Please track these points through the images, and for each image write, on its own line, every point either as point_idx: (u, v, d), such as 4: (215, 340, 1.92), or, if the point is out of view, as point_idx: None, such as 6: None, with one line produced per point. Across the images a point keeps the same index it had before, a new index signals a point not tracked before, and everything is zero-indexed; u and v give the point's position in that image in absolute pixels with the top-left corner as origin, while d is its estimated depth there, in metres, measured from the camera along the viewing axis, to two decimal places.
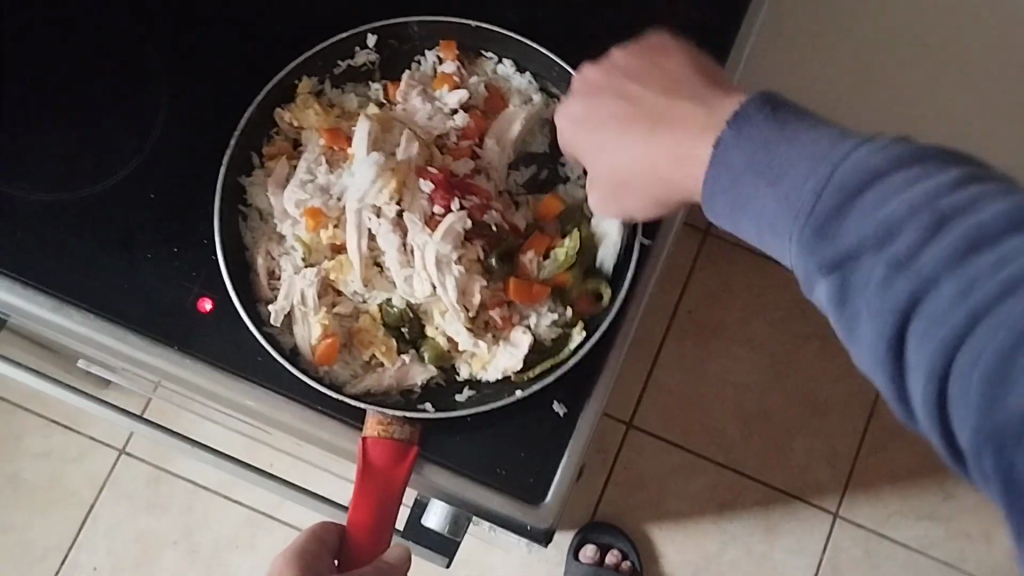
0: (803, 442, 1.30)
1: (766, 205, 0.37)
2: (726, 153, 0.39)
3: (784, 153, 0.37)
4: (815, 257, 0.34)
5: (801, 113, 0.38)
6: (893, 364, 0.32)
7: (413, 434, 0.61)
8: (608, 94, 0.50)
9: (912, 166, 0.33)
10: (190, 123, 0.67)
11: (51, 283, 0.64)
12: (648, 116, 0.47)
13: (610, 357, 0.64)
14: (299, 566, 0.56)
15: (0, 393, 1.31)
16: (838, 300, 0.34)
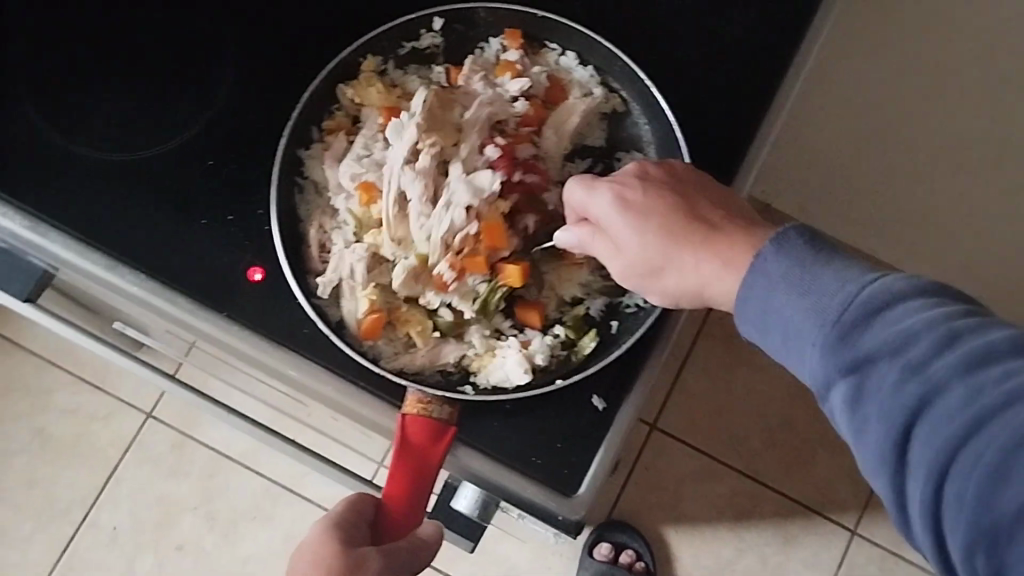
0: (826, 456, 1.29)
1: (793, 316, 0.44)
2: (762, 272, 0.46)
3: (817, 273, 0.44)
4: (836, 361, 0.41)
5: (830, 248, 0.45)
6: (896, 461, 0.38)
7: (452, 415, 0.61)
8: (652, 193, 0.55)
9: (922, 296, 0.40)
10: (253, 92, 0.68)
11: (105, 241, 0.65)
12: (692, 233, 0.53)
13: (653, 353, 0.64)
14: (336, 535, 0.56)
15: (34, 349, 1.32)
16: (853, 401, 0.40)
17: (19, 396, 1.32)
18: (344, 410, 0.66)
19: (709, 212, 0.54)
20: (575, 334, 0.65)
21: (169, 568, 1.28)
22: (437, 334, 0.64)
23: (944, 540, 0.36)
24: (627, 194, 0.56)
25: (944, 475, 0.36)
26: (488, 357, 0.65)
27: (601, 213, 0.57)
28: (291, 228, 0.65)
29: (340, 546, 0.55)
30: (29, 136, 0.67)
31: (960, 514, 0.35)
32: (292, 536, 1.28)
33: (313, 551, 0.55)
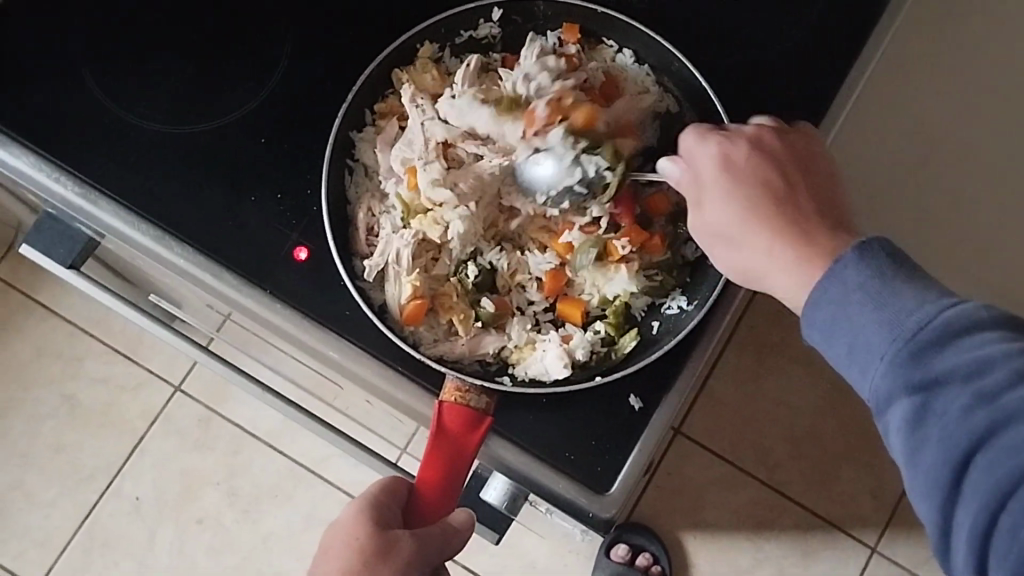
0: (850, 472, 1.28)
1: (868, 328, 0.45)
2: (838, 276, 0.47)
3: (896, 288, 0.45)
4: (905, 378, 0.43)
5: (914, 268, 0.46)
6: (951, 484, 0.40)
7: (489, 405, 0.61)
8: (754, 184, 0.56)
9: (999, 328, 0.41)
10: (309, 73, 0.68)
11: (155, 213, 0.65)
12: (777, 221, 0.55)
13: (693, 356, 0.64)
14: (370, 517, 0.57)
15: (69, 316, 1.34)
16: (917, 421, 0.42)
17: (51, 362, 1.33)
18: (380, 394, 0.66)
19: (800, 206, 0.55)
20: (614, 332, 0.65)
21: (189, 541, 1.29)
22: (478, 323, 0.64)
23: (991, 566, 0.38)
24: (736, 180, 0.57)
25: (1003, 505, 0.38)
26: (527, 351, 0.64)
27: (698, 168, 0.58)
28: (339, 210, 0.65)
29: (372, 528, 0.56)
30: (85, 105, 0.67)
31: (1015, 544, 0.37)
32: (312, 517, 1.29)
33: (347, 532, 0.57)
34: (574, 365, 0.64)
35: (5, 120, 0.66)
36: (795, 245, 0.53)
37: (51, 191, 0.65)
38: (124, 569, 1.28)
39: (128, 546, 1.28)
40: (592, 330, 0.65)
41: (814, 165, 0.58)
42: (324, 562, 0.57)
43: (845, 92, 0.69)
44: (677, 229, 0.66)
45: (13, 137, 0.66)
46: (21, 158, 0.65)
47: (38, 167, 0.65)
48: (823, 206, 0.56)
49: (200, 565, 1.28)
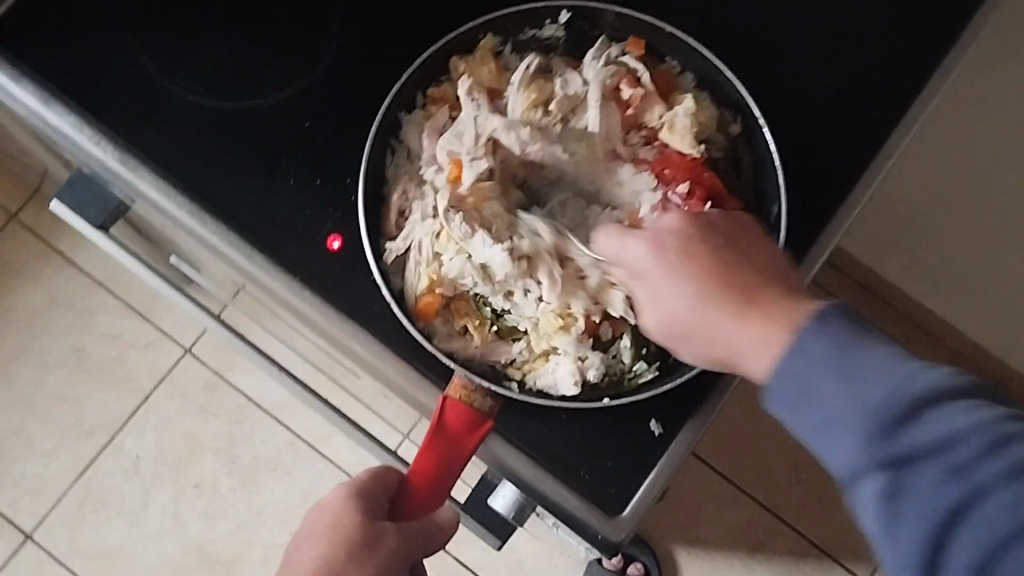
0: (850, 504, 1.27)
1: (835, 404, 0.45)
2: (802, 354, 0.47)
3: (854, 358, 0.46)
4: (879, 454, 0.44)
5: (870, 334, 0.47)
6: (928, 558, 0.42)
7: (492, 409, 0.60)
8: (688, 257, 0.56)
9: (968, 398, 0.43)
10: (362, 59, 0.68)
11: (191, 186, 0.64)
12: (732, 297, 0.54)
13: (719, 386, 0.63)
14: (359, 502, 0.58)
15: (85, 267, 1.34)
16: (891, 493, 0.43)
17: (63, 312, 1.33)
18: (397, 390, 0.66)
19: (755, 273, 0.55)
20: (633, 357, 0.64)
21: (183, 504, 1.29)
22: (493, 331, 0.64)
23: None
24: (663, 244, 0.57)
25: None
26: (539, 361, 0.63)
27: (630, 258, 0.58)
28: (375, 192, 0.65)
29: (360, 518, 0.57)
30: (131, 70, 0.67)
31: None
32: (308, 494, 1.29)
33: (334, 516, 0.58)
34: (584, 384, 0.63)
35: (50, 78, 0.65)
36: (766, 317, 0.52)
37: (89, 154, 0.65)
38: (118, 526, 1.28)
39: (122, 503, 1.28)
40: (612, 351, 0.64)
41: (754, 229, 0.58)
42: (306, 543, 0.58)
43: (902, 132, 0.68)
44: None
45: (56, 96, 0.65)
46: (62, 118, 0.64)
47: (77, 129, 0.64)
48: (775, 272, 0.56)
49: (192, 530, 1.28)
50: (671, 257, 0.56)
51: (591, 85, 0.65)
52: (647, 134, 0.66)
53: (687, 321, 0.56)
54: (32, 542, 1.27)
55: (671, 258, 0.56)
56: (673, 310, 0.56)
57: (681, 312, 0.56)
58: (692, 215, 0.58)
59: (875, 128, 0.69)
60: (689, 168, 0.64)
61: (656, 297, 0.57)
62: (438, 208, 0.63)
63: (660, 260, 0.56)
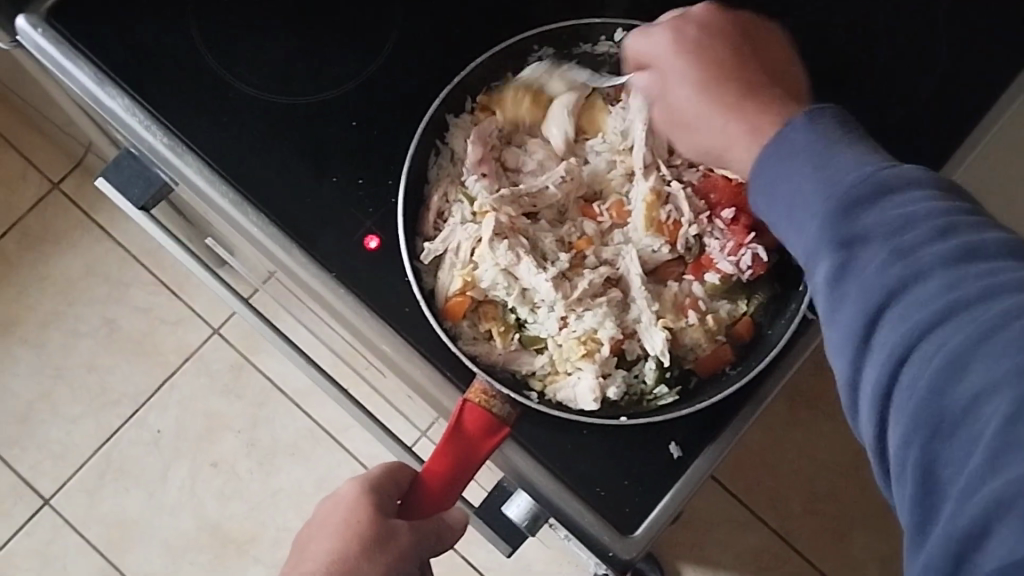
0: (862, 536, 1.27)
1: (805, 190, 0.44)
2: (786, 139, 0.46)
3: (834, 144, 0.44)
4: (831, 236, 0.41)
5: (856, 136, 0.45)
6: (862, 342, 0.39)
7: (510, 416, 0.60)
8: (704, 47, 0.57)
9: (930, 193, 0.40)
10: (413, 63, 0.69)
11: (235, 176, 0.65)
12: (738, 88, 0.55)
13: (741, 414, 0.63)
14: (369, 498, 0.58)
15: (123, 241, 1.35)
16: (838, 273, 0.41)
17: (97, 282, 1.35)
18: (420, 392, 0.66)
19: (755, 77, 0.56)
20: (656, 379, 0.64)
21: (200, 482, 1.30)
22: (516, 340, 0.64)
23: (884, 425, 0.38)
24: (677, 36, 0.58)
25: (903, 362, 0.37)
26: (560, 373, 0.63)
27: (649, 55, 0.59)
28: (415, 190, 0.65)
29: (373, 513, 0.57)
30: (185, 56, 0.67)
31: (909, 402, 0.36)
32: (322, 481, 1.30)
33: (347, 510, 0.58)
34: (603, 401, 0.63)
35: (107, 58, 0.67)
36: (752, 115, 0.54)
37: (141, 137, 0.66)
38: (134, 498, 1.30)
39: (141, 476, 1.30)
40: (635, 370, 0.64)
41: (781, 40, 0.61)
42: (319, 536, 0.58)
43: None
44: (738, 303, 0.65)
45: (113, 78, 0.66)
46: (115, 99, 0.66)
47: (131, 111, 0.65)
48: (777, 75, 0.58)
49: (207, 507, 1.30)
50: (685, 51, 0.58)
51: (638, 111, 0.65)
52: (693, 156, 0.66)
53: (679, 109, 0.57)
54: (50, 507, 1.29)
55: (683, 51, 0.57)
56: (673, 97, 0.58)
57: (679, 99, 0.57)
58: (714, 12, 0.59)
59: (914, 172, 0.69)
60: (736, 194, 0.64)
61: (667, 86, 0.58)
62: (477, 212, 0.63)
63: (671, 51, 0.58)
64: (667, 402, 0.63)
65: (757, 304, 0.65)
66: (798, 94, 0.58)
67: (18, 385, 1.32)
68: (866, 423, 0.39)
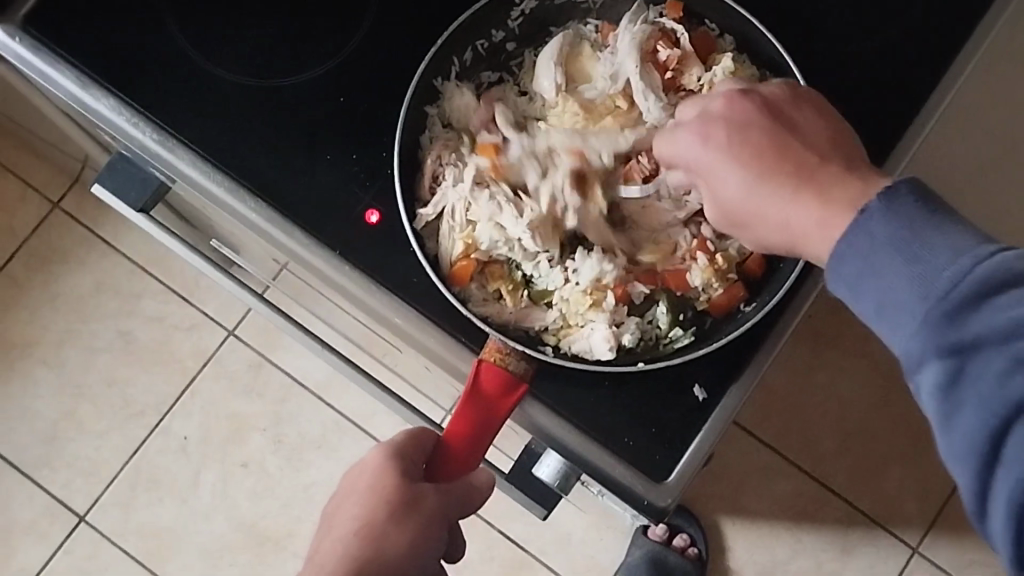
0: (897, 471, 1.26)
1: (898, 281, 0.42)
2: (861, 229, 0.44)
3: (925, 235, 0.42)
4: (933, 340, 0.40)
5: (950, 217, 0.43)
6: (987, 456, 0.38)
7: (527, 372, 0.60)
8: (742, 139, 0.53)
9: None
10: (395, 32, 0.68)
11: (228, 165, 0.65)
12: (794, 175, 0.51)
13: (763, 348, 0.62)
14: (395, 462, 0.57)
15: (129, 252, 1.35)
16: (950, 381, 0.39)
17: (109, 297, 1.35)
18: (437, 363, 0.66)
19: (829, 169, 0.50)
20: (670, 323, 0.63)
21: (232, 484, 1.30)
22: (525, 297, 0.63)
23: None
24: (709, 127, 0.54)
25: None
26: (573, 326, 0.63)
27: (689, 155, 0.55)
28: (410, 158, 0.64)
29: (400, 477, 0.56)
30: (165, 49, 0.67)
31: None
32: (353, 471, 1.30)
33: (373, 477, 0.57)
34: (619, 349, 0.62)
35: (86, 60, 0.66)
36: (814, 195, 0.49)
37: (130, 136, 0.65)
38: (168, 506, 1.30)
39: (173, 482, 1.30)
40: (648, 316, 0.63)
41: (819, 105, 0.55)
42: (345, 504, 0.57)
43: (932, 103, 0.67)
44: None
45: (96, 79, 0.65)
46: (100, 101, 0.65)
47: (118, 111, 0.65)
48: (838, 153, 0.52)
49: (241, 508, 1.30)
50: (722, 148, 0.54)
51: (629, 51, 0.64)
52: (686, 95, 0.64)
53: (737, 207, 0.53)
54: (85, 523, 1.29)
55: (717, 146, 0.54)
56: (724, 191, 0.53)
57: (732, 193, 0.53)
58: (741, 95, 0.55)
59: (910, 92, 0.68)
60: None
61: (711, 184, 0.54)
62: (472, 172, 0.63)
63: (706, 148, 0.54)
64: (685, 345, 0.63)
65: None
66: (857, 155, 0.52)
67: (40, 406, 1.32)
68: (1000, 537, 0.37)
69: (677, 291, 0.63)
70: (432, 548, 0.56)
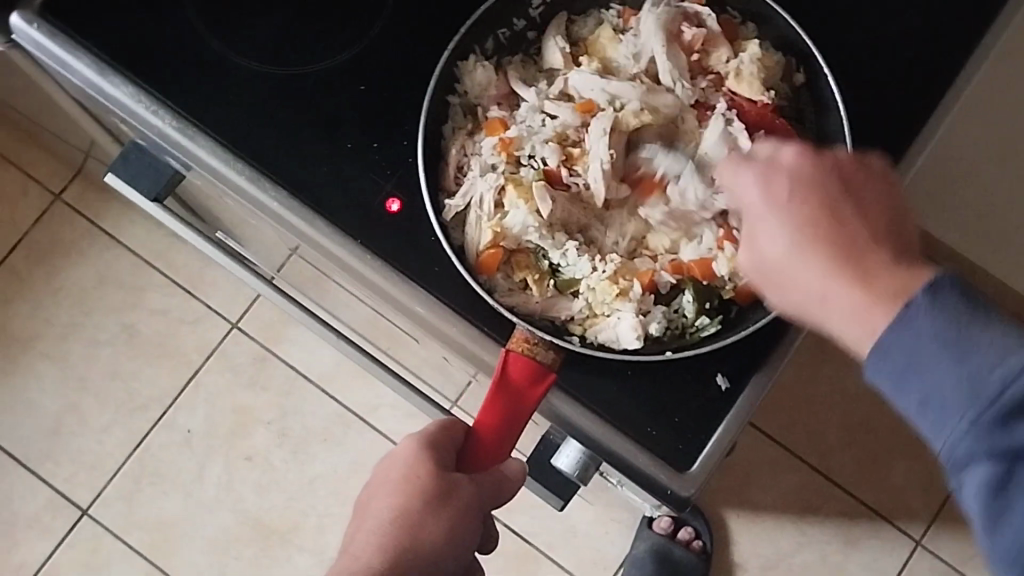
0: (901, 463, 1.27)
1: (943, 380, 0.41)
2: (905, 324, 0.43)
3: (972, 335, 0.41)
4: (982, 443, 0.39)
5: (992, 313, 0.42)
6: None
7: (555, 361, 0.60)
8: (798, 202, 0.51)
9: None
10: (415, 19, 0.67)
11: (248, 153, 0.64)
12: (844, 255, 0.48)
13: (786, 339, 0.62)
14: (428, 453, 0.59)
15: (133, 245, 1.34)
16: (999, 485, 0.39)
17: (112, 290, 1.34)
18: (458, 352, 0.65)
19: (880, 257, 0.48)
20: (695, 311, 0.63)
21: (236, 477, 1.30)
22: (552, 286, 0.63)
23: None
24: (766, 184, 0.52)
25: None
26: (599, 316, 0.62)
27: (743, 200, 0.53)
28: (433, 146, 0.64)
29: (433, 468, 0.58)
30: (184, 36, 0.66)
31: None
32: (358, 464, 1.30)
33: (407, 466, 0.59)
34: (646, 338, 0.62)
35: (105, 47, 0.65)
36: (857, 278, 0.47)
37: (149, 123, 0.64)
38: (173, 499, 1.29)
39: (177, 475, 1.30)
40: (674, 305, 0.63)
41: (884, 184, 0.53)
42: (379, 493, 0.59)
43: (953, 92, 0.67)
44: None
45: (114, 67, 0.65)
46: (119, 88, 0.64)
47: (137, 98, 0.64)
48: (893, 242, 0.49)
49: (246, 501, 1.29)
50: (778, 201, 0.51)
51: (653, 35, 0.64)
52: (715, 78, 0.65)
53: (772, 267, 0.51)
54: (89, 517, 1.29)
55: (772, 203, 0.51)
56: (766, 250, 0.51)
57: (772, 253, 0.51)
58: (815, 152, 0.52)
59: (931, 81, 0.68)
60: (762, 117, 0.63)
61: (753, 236, 0.52)
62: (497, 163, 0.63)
63: (761, 201, 0.52)
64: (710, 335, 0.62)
65: None
66: (911, 250, 0.50)
67: (43, 400, 1.31)
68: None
69: (703, 280, 0.63)
70: (465, 536, 0.58)
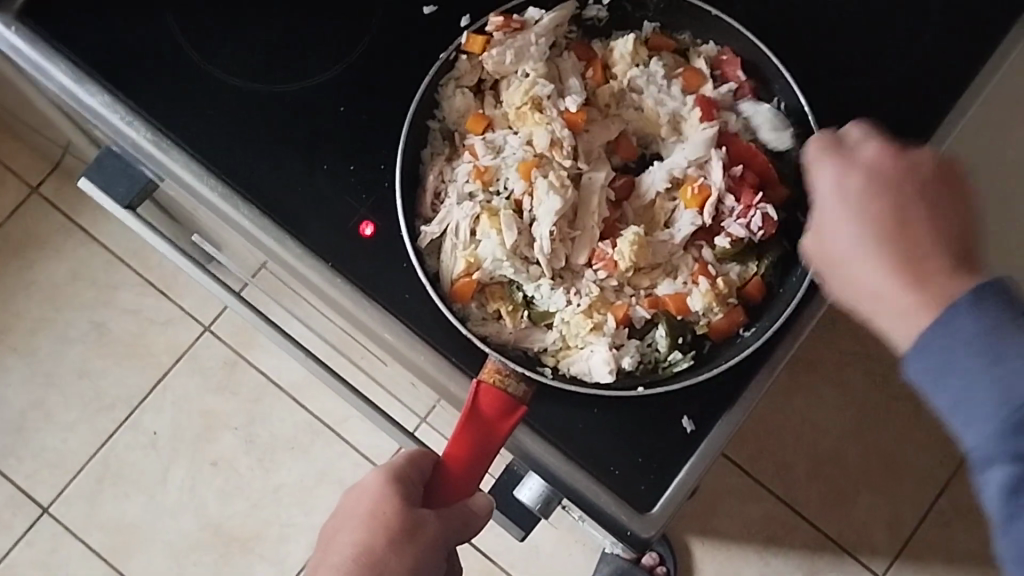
0: (867, 498, 1.27)
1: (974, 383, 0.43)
2: (948, 323, 0.44)
3: (1007, 343, 0.42)
4: (1008, 446, 0.41)
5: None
6: None
7: (526, 395, 0.60)
8: (867, 200, 0.53)
9: None
10: (400, 43, 0.67)
11: (223, 169, 0.64)
12: (901, 254, 0.50)
13: (755, 382, 0.62)
14: (394, 488, 0.58)
15: (109, 244, 1.33)
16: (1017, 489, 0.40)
17: (85, 287, 1.33)
18: (425, 381, 0.65)
19: (932, 256, 0.50)
20: (669, 346, 0.62)
21: (201, 481, 1.29)
22: (526, 317, 0.63)
23: None
24: (845, 181, 0.54)
25: None
26: (572, 348, 0.62)
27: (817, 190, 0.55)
28: (412, 172, 0.64)
29: (399, 505, 0.57)
30: (165, 48, 0.66)
31: None
32: (323, 474, 1.29)
33: (372, 501, 0.58)
34: (618, 372, 0.62)
35: (84, 54, 0.65)
36: (916, 282, 0.48)
37: (124, 134, 0.64)
38: (135, 500, 1.28)
39: (142, 477, 1.29)
40: (648, 339, 0.63)
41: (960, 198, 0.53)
42: (346, 527, 0.59)
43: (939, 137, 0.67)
44: (754, 266, 0.64)
45: (92, 75, 0.64)
46: (93, 97, 0.64)
47: (112, 108, 0.64)
48: (960, 244, 0.51)
49: (208, 506, 1.28)
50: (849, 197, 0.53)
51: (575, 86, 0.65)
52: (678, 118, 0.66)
53: (841, 259, 0.52)
54: (49, 515, 1.27)
55: (846, 200, 0.53)
56: (836, 246, 0.53)
57: (841, 250, 0.52)
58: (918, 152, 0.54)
59: (912, 129, 0.67)
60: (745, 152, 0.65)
61: (821, 232, 0.54)
62: (472, 192, 0.63)
63: (838, 196, 0.54)
64: (680, 371, 0.62)
65: (767, 265, 0.64)
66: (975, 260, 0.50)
67: (9, 394, 1.30)
68: None
69: (678, 315, 0.63)
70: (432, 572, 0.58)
